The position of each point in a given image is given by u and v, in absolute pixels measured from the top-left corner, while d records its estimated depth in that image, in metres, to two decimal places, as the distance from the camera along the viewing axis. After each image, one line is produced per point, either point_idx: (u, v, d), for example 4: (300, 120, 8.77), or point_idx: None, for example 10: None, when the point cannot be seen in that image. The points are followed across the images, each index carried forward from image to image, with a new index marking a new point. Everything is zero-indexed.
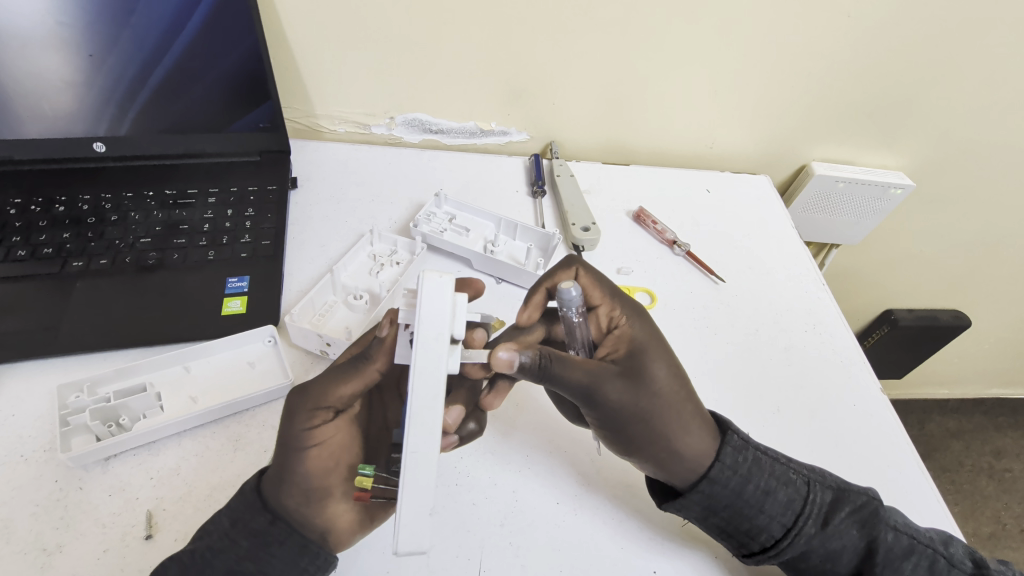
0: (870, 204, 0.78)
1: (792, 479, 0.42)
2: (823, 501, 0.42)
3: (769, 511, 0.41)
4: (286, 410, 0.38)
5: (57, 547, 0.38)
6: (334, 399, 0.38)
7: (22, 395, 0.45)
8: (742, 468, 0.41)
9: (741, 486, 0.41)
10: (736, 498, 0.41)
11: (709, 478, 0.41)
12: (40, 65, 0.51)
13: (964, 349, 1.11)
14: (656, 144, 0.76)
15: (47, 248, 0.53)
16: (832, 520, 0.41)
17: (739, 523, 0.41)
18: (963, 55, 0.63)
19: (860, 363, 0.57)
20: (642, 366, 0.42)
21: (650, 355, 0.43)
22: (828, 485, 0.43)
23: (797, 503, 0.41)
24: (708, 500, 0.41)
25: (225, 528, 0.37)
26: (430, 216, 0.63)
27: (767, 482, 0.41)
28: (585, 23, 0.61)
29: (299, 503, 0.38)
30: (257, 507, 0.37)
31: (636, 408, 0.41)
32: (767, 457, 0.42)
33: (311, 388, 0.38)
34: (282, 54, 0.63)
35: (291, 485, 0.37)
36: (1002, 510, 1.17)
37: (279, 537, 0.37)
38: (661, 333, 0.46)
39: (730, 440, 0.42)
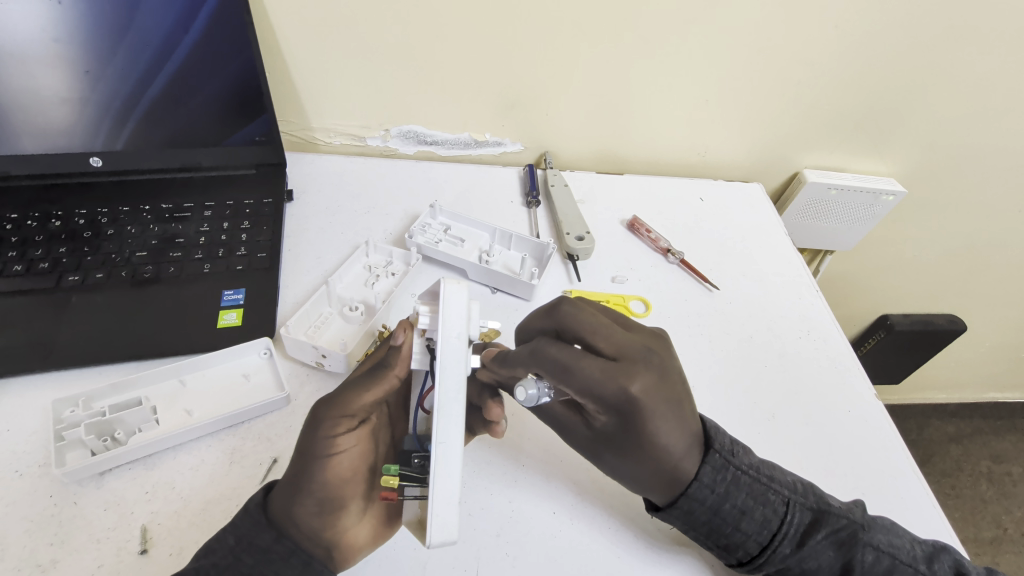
0: (862, 211, 0.79)
1: (771, 499, 0.41)
2: (801, 521, 0.41)
3: (745, 529, 0.40)
4: (312, 418, 0.39)
5: (51, 563, 0.38)
6: (356, 408, 0.39)
7: (17, 410, 0.45)
8: (720, 487, 0.41)
9: (717, 504, 0.40)
10: (713, 515, 0.40)
11: (687, 495, 0.40)
12: (38, 81, 0.52)
13: (959, 353, 1.11)
14: (648, 154, 0.77)
15: (42, 263, 0.53)
16: (808, 541, 0.40)
17: (716, 538, 0.41)
18: (950, 63, 0.64)
19: (853, 369, 0.57)
20: (618, 440, 0.42)
21: (631, 438, 0.41)
22: (809, 506, 0.42)
23: (773, 523, 0.41)
24: (686, 516, 0.41)
25: (230, 545, 0.37)
26: (425, 227, 0.63)
27: (744, 501, 0.41)
28: (577, 35, 0.62)
29: (312, 514, 0.38)
30: (263, 525, 0.37)
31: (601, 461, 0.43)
32: (747, 477, 0.41)
33: (335, 398, 0.39)
34: (277, 68, 0.64)
35: (306, 494, 0.38)
36: (1003, 514, 1.17)
37: (282, 554, 0.37)
38: (659, 416, 0.40)
39: (710, 461, 0.41)
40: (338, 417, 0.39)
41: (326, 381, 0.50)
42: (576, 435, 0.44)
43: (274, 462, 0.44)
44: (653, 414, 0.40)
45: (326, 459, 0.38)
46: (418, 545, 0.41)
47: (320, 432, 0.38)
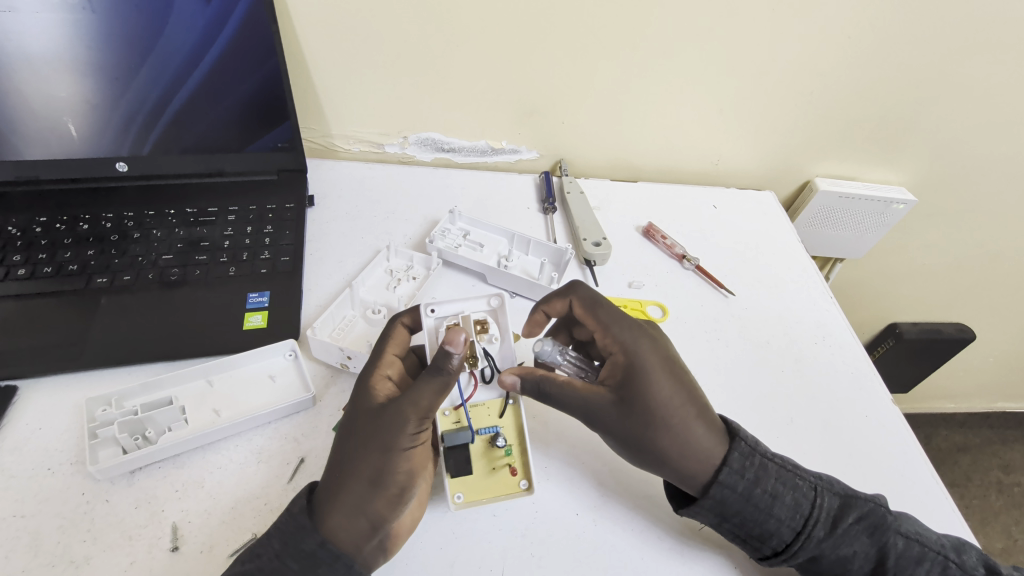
0: (873, 219, 0.80)
1: (799, 484, 0.42)
2: (831, 506, 0.42)
3: (778, 515, 0.41)
4: (390, 417, 0.40)
5: (85, 559, 0.38)
6: (429, 408, 0.41)
7: (48, 409, 0.46)
8: (749, 471, 0.42)
9: (748, 489, 0.41)
10: (745, 502, 0.41)
11: (718, 482, 0.41)
12: (69, 88, 0.53)
13: (968, 362, 1.11)
14: (662, 162, 0.78)
15: (72, 265, 0.54)
16: (840, 525, 0.41)
17: (750, 527, 0.41)
18: (960, 74, 0.65)
19: (869, 374, 0.58)
20: (638, 392, 0.43)
21: (652, 382, 0.43)
22: (836, 491, 0.43)
23: (805, 506, 0.41)
24: (719, 505, 0.41)
25: (276, 549, 0.37)
26: (445, 232, 0.64)
27: (773, 486, 0.42)
28: (594, 45, 0.64)
29: (382, 511, 0.39)
30: (307, 528, 0.37)
31: (634, 431, 0.42)
32: (773, 463, 0.43)
33: (410, 398, 0.41)
34: (301, 76, 0.65)
35: (386, 488, 0.39)
36: (1013, 525, 1.16)
37: (328, 559, 0.37)
38: (671, 362, 0.45)
39: (737, 447, 0.42)
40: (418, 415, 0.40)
41: (350, 382, 0.51)
42: (601, 407, 0.43)
43: (301, 461, 0.45)
44: (662, 355, 0.45)
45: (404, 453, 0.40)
46: (442, 546, 0.42)
47: (399, 429, 0.40)
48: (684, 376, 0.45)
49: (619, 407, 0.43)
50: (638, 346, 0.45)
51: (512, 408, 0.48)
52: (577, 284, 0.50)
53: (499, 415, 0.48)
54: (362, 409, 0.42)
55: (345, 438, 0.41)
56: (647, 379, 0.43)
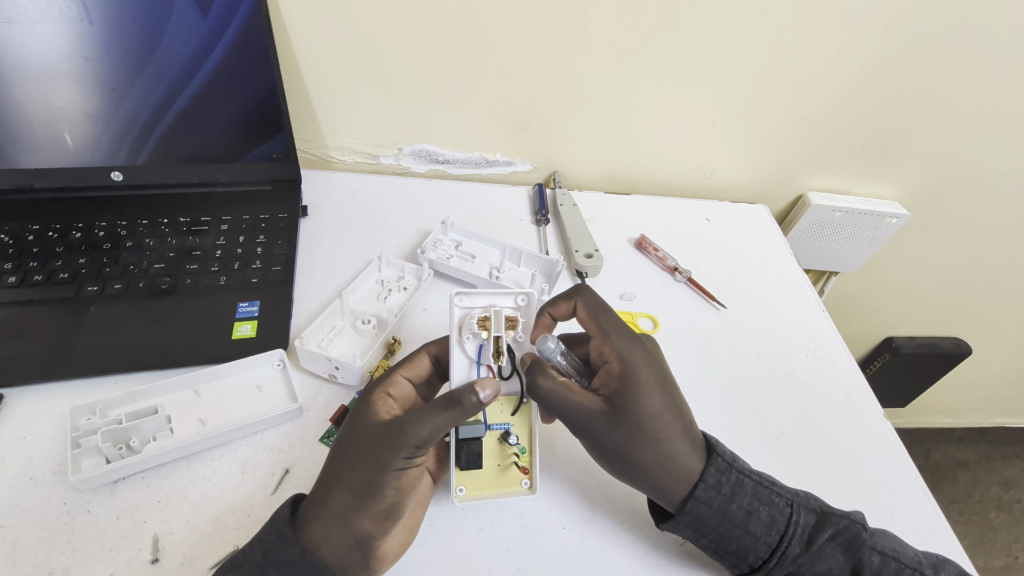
0: (866, 232, 0.80)
1: (775, 500, 0.42)
2: (807, 523, 0.42)
3: (754, 531, 0.41)
4: (386, 435, 0.39)
5: (63, 571, 0.38)
6: (428, 439, 0.38)
7: (33, 418, 0.46)
8: (726, 487, 0.42)
9: (724, 505, 0.41)
10: (721, 519, 0.41)
11: (693, 497, 0.41)
12: (65, 98, 0.54)
13: (965, 377, 1.11)
14: (655, 175, 0.78)
15: (63, 273, 0.55)
16: (815, 541, 0.41)
17: (726, 544, 0.41)
18: (950, 90, 0.66)
19: (861, 388, 0.58)
20: (627, 404, 0.42)
21: (642, 396, 0.42)
22: (812, 508, 0.43)
23: (779, 523, 0.41)
24: (696, 521, 0.41)
25: (256, 558, 0.37)
26: (437, 243, 0.64)
27: (750, 502, 0.41)
28: (586, 59, 0.64)
29: (364, 527, 0.39)
30: (288, 537, 0.38)
31: (618, 443, 0.42)
32: (750, 479, 0.42)
33: (411, 426, 0.38)
34: (297, 88, 0.66)
35: (374, 505, 0.38)
36: (1013, 542, 1.15)
37: (307, 569, 0.38)
38: (664, 377, 0.44)
39: (714, 462, 0.42)
40: (412, 441, 0.38)
41: (338, 392, 0.50)
42: (591, 416, 0.42)
43: (286, 472, 0.44)
44: (656, 368, 0.44)
45: (396, 474, 0.39)
46: (425, 559, 0.41)
47: (394, 451, 0.38)
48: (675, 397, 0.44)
49: (610, 420, 0.42)
50: (637, 360, 0.44)
51: (527, 407, 0.46)
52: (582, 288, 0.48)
53: (513, 412, 0.46)
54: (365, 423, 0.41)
55: (340, 449, 0.41)
56: (641, 395, 0.42)
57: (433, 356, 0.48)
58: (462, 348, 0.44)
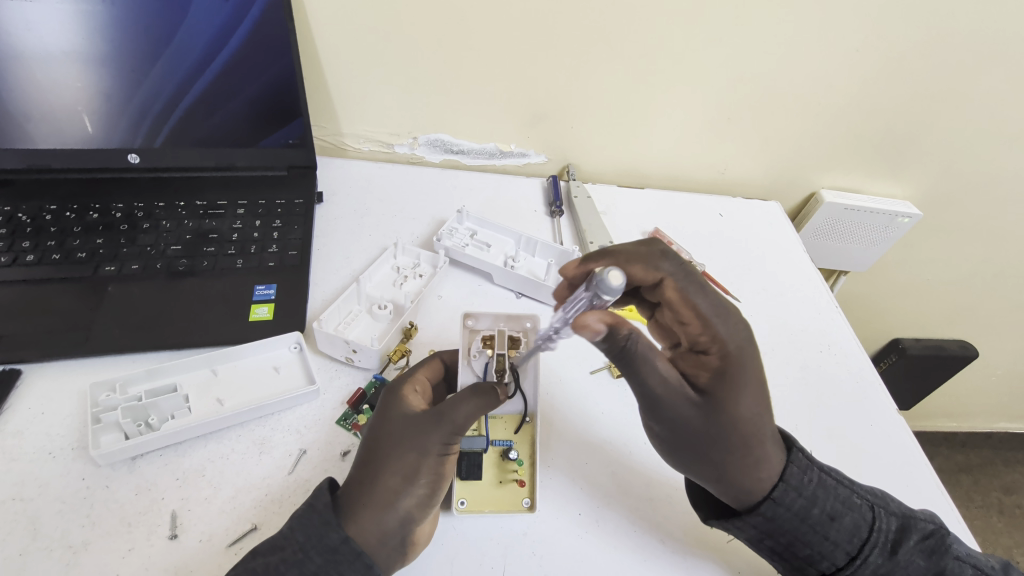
0: (878, 232, 0.80)
1: (857, 504, 0.41)
2: (889, 529, 0.41)
3: (834, 538, 0.40)
4: (428, 419, 0.39)
5: (83, 544, 0.38)
6: (466, 422, 0.40)
7: (51, 395, 0.46)
8: (808, 490, 0.41)
9: (805, 508, 0.40)
10: (800, 523, 0.40)
11: (772, 499, 0.40)
12: (84, 78, 0.53)
13: (970, 381, 1.11)
14: (668, 169, 0.78)
15: (80, 253, 0.55)
16: (899, 549, 0.40)
17: (800, 549, 0.40)
18: (968, 89, 0.66)
19: (874, 384, 0.58)
20: (724, 395, 0.40)
21: (742, 387, 0.40)
22: (893, 512, 0.42)
23: (863, 529, 0.41)
24: (769, 523, 0.40)
25: (298, 542, 0.36)
26: (452, 232, 0.64)
27: (833, 506, 0.41)
28: (605, 51, 0.64)
29: (407, 515, 0.38)
30: (330, 524, 0.36)
31: (707, 431, 0.40)
32: (832, 481, 0.42)
33: (449, 410, 0.39)
34: (314, 75, 0.66)
35: (417, 489, 0.38)
36: (1014, 547, 1.16)
37: (350, 558, 0.35)
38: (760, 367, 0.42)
39: (796, 460, 0.41)
40: (455, 423, 0.39)
41: (355, 376, 0.51)
42: (684, 401, 0.40)
43: (302, 453, 0.44)
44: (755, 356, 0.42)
45: (438, 457, 0.39)
46: (442, 543, 0.42)
47: (439, 433, 0.39)
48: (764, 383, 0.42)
49: (696, 401, 0.40)
50: (735, 333, 0.41)
51: (528, 425, 0.47)
52: (656, 240, 0.46)
53: (516, 431, 0.47)
54: (395, 413, 0.41)
55: (375, 440, 0.40)
56: (740, 370, 0.40)
57: (445, 362, 0.48)
58: (470, 367, 0.46)
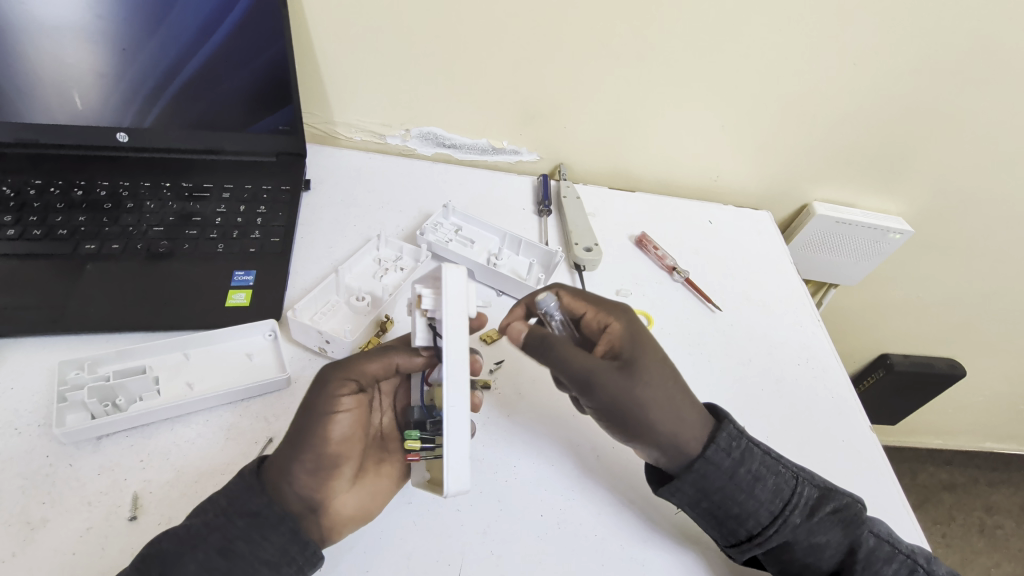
0: (869, 247, 0.80)
1: (781, 470, 0.43)
2: (810, 495, 0.43)
3: (758, 497, 0.42)
4: (314, 382, 0.40)
5: (41, 522, 0.38)
6: (360, 375, 0.41)
7: (23, 369, 0.46)
8: (736, 453, 0.42)
9: (732, 468, 0.42)
10: (729, 480, 0.42)
11: (704, 457, 0.42)
12: (73, 55, 0.53)
13: (957, 400, 1.11)
14: (661, 174, 0.78)
15: (61, 230, 0.55)
16: (816, 512, 0.42)
17: (729, 507, 0.41)
18: (965, 107, 0.65)
19: (851, 400, 0.58)
20: (638, 357, 0.42)
21: (645, 347, 0.43)
22: (816, 483, 0.44)
23: (784, 491, 0.42)
24: (701, 480, 0.41)
25: (221, 506, 0.38)
26: (437, 226, 0.64)
27: (757, 468, 0.42)
28: (600, 52, 0.64)
29: (304, 477, 0.39)
30: (255, 490, 0.38)
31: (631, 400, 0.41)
32: (759, 447, 0.43)
33: (340, 363, 0.41)
34: (307, 61, 0.66)
35: (303, 456, 0.38)
36: (993, 567, 1.16)
37: (272, 520, 0.38)
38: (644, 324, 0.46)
39: (727, 427, 0.43)
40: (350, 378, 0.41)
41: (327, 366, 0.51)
42: (606, 373, 0.41)
43: (269, 441, 0.44)
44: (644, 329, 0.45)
45: (323, 417, 0.39)
46: (402, 538, 0.42)
47: (322, 392, 0.40)
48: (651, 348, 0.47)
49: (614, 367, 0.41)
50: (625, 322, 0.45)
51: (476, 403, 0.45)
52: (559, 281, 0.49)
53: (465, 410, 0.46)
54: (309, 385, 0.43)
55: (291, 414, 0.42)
56: (638, 347, 0.43)
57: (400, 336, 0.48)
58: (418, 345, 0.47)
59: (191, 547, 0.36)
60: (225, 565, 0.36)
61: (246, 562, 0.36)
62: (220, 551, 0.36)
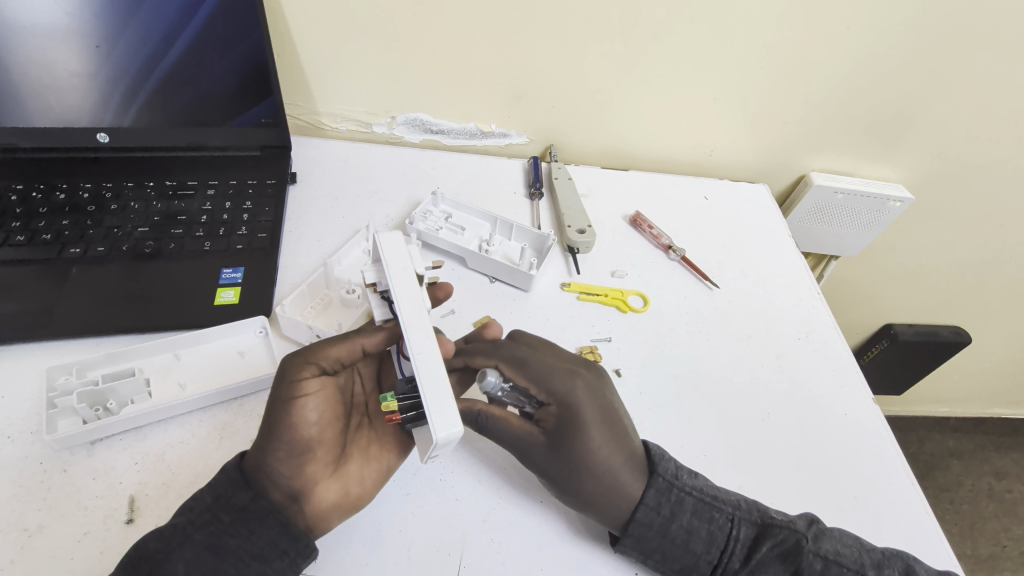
0: (868, 216, 0.78)
1: (715, 516, 0.41)
2: (747, 536, 0.41)
3: (694, 549, 0.41)
4: (275, 373, 0.40)
5: (38, 528, 0.38)
6: (324, 359, 0.41)
7: (14, 377, 0.46)
8: (665, 508, 0.41)
9: (664, 525, 0.41)
10: (662, 539, 0.41)
11: (634, 520, 0.40)
12: (45, 56, 0.52)
13: (962, 367, 1.10)
14: (654, 152, 0.76)
15: (45, 234, 0.54)
16: (754, 555, 0.41)
17: (670, 562, 0.41)
18: (967, 68, 0.63)
19: (852, 372, 0.57)
20: (568, 438, 0.42)
21: (582, 425, 0.42)
22: (754, 521, 0.42)
23: (719, 540, 0.41)
24: (638, 543, 0.41)
25: (207, 504, 0.38)
26: (426, 215, 0.63)
27: (689, 521, 0.41)
28: (585, 27, 0.62)
29: (279, 465, 0.39)
30: (239, 484, 0.39)
31: (561, 478, 0.42)
32: (691, 497, 0.42)
33: (305, 348, 0.41)
34: (286, 50, 0.64)
35: (274, 446, 0.39)
36: (1002, 531, 1.16)
37: (259, 514, 0.38)
38: (598, 392, 0.44)
39: (653, 484, 0.42)
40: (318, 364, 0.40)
41: None
42: (533, 456, 0.42)
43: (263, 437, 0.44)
44: (599, 398, 0.44)
45: (289, 405, 0.40)
46: (400, 528, 0.41)
47: (284, 381, 0.40)
48: (614, 401, 0.45)
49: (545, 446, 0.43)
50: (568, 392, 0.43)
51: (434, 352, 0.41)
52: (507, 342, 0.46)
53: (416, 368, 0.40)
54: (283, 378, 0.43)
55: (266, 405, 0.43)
56: (576, 420, 0.42)
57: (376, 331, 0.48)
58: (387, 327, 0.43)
59: (184, 545, 0.36)
60: (215, 560, 0.36)
61: (235, 556, 0.37)
62: (209, 547, 0.36)
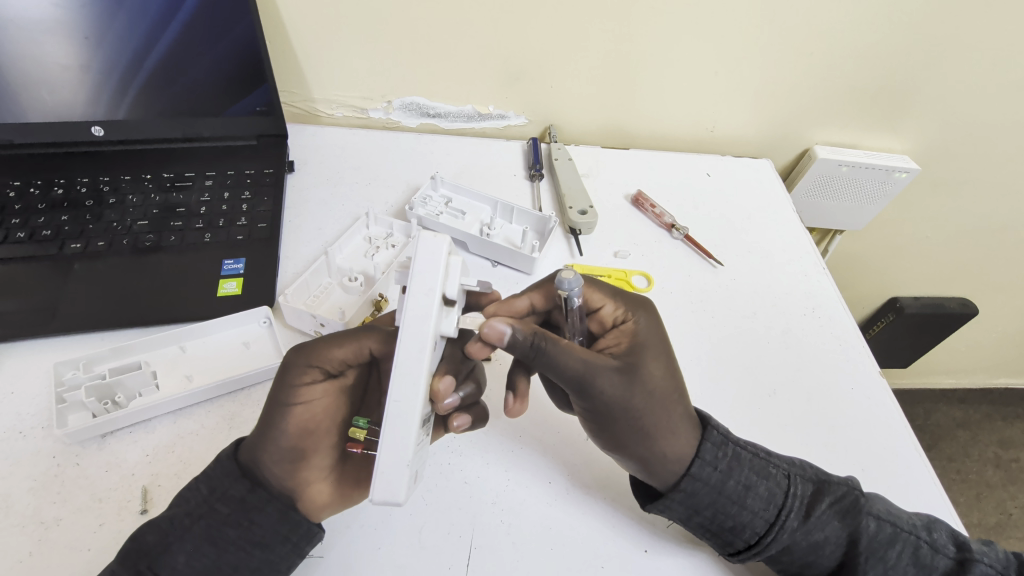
0: (872, 189, 0.77)
1: (773, 473, 0.42)
2: (804, 494, 0.41)
3: (751, 507, 0.40)
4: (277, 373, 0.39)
5: (54, 521, 0.39)
6: (326, 361, 0.39)
7: (22, 373, 0.46)
8: (722, 464, 0.41)
9: (721, 482, 0.41)
10: (717, 494, 0.40)
11: (690, 475, 0.40)
12: (34, 49, 0.51)
13: (969, 338, 1.10)
14: (655, 129, 0.75)
15: (45, 231, 0.54)
16: (813, 512, 0.41)
17: (721, 521, 0.40)
18: (975, 33, 0.61)
19: (859, 346, 0.57)
20: (638, 362, 0.41)
21: (648, 352, 0.42)
22: (809, 477, 0.42)
23: (778, 497, 0.41)
24: (690, 499, 0.40)
25: (203, 495, 0.38)
26: (426, 200, 0.63)
27: (747, 477, 0.41)
28: (581, 3, 0.60)
29: (277, 466, 0.38)
30: (235, 475, 0.38)
31: (630, 405, 0.40)
32: (746, 452, 0.42)
33: (307, 346, 0.39)
34: (278, 35, 0.63)
35: (270, 448, 0.38)
36: (1009, 499, 1.17)
37: (257, 503, 0.38)
38: (663, 332, 0.44)
39: (709, 437, 0.41)
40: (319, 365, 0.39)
41: None
42: (604, 375, 0.39)
43: None
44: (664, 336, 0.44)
45: (286, 407, 0.38)
46: (412, 512, 0.42)
47: (284, 383, 0.38)
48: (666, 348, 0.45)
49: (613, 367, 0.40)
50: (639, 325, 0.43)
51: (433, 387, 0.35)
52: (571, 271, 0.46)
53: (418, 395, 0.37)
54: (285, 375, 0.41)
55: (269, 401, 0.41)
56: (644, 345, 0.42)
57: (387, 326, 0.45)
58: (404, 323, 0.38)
59: (184, 536, 0.37)
60: (216, 551, 0.37)
61: (235, 545, 0.37)
62: (208, 539, 0.37)
